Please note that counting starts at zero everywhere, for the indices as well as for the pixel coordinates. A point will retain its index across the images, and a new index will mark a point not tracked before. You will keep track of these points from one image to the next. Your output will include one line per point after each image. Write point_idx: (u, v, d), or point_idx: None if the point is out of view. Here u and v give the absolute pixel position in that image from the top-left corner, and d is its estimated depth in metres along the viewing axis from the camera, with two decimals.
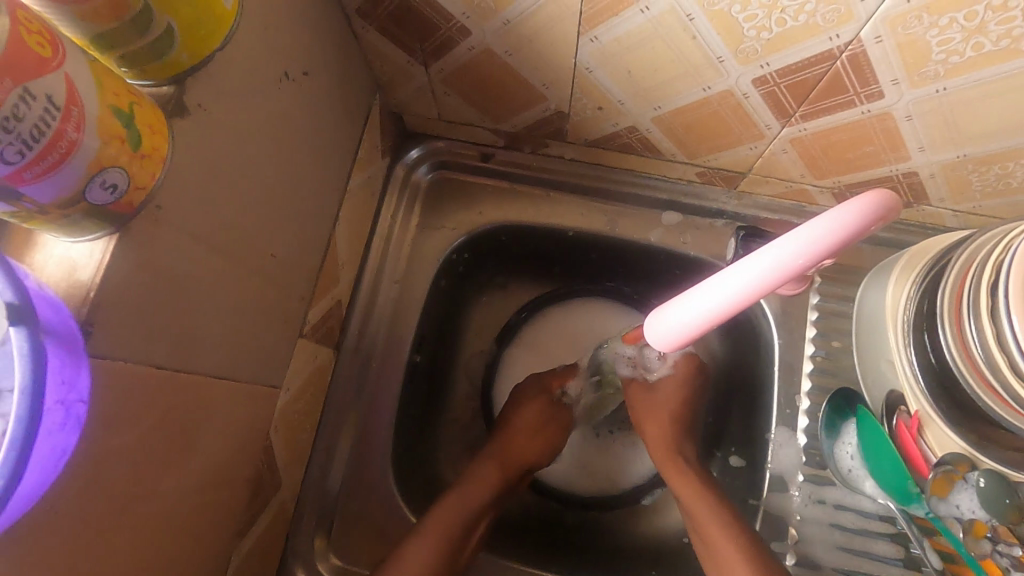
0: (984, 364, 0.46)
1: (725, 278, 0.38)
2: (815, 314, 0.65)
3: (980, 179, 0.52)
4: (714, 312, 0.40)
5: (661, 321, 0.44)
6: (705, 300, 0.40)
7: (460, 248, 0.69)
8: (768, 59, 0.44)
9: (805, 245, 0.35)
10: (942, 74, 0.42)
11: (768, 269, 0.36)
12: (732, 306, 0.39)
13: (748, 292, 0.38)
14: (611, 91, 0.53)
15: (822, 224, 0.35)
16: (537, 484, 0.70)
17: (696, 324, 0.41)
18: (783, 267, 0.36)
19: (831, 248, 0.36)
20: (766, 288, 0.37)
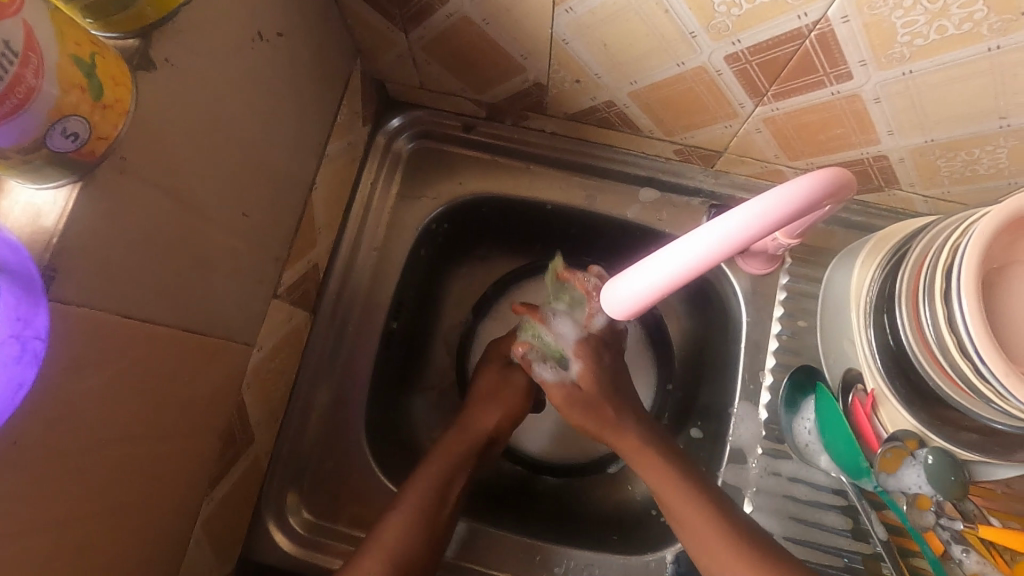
0: (935, 344, 0.47)
1: (676, 248, 0.39)
2: (783, 294, 0.66)
3: (947, 166, 0.53)
4: (668, 279, 0.41)
5: (617, 289, 0.44)
6: (661, 268, 0.40)
7: (439, 218, 0.70)
8: (738, 36, 0.45)
9: (755, 217, 0.37)
10: (908, 56, 0.42)
11: (717, 242, 0.38)
12: (681, 276, 0.40)
13: (698, 263, 0.39)
14: (588, 64, 0.53)
15: (770, 197, 0.37)
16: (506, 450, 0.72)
17: (651, 291, 0.42)
18: (733, 238, 0.37)
19: (778, 221, 0.37)
20: (715, 258, 0.38)
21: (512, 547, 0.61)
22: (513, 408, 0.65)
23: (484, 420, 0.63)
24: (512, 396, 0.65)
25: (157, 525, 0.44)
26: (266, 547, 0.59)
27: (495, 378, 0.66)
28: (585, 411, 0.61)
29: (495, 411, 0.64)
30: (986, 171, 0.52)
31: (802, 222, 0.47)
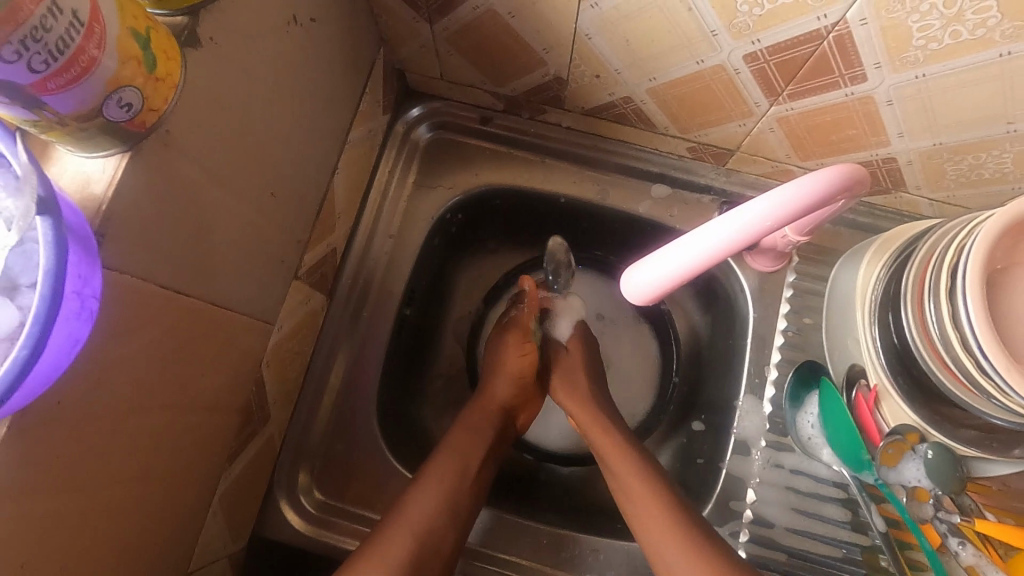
0: (939, 341, 0.49)
1: (698, 236, 0.40)
2: (790, 291, 0.67)
3: (954, 169, 0.55)
4: (688, 266, 0.42)
5: (636, 275, 0.45)
6: (682, 255, 0.41)
7: (455, 208, 0.71)
8: (759, 35, 0.46)
9: (776, 206, 0.38)
10: (921, 60, 0.44)
11: (730, 236, 0.39)
12: (693, 267, 0.42)
13: (717, 252, 0.40)
14: (609, 59, 0.55)
15: (784, 192, 0.38)
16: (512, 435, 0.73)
17: (671, 278, 0.43)
18: (755, 227, 0.39)
19: (798, 211, 0.38)
20: (727, 251, 0.40)
21: (520, 533, 0.63)
22: (524, 375, 0.66)
23: (501, 394, 0.65)
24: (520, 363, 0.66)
25: (178, 496, 0.45)
26: (276, 526, 0.60)
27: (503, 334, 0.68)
28: (563, 374, 0.68)
29: (508, 379, 0.65)
30: (992, 175, 0.54)
31: (813, 220, 0.49)
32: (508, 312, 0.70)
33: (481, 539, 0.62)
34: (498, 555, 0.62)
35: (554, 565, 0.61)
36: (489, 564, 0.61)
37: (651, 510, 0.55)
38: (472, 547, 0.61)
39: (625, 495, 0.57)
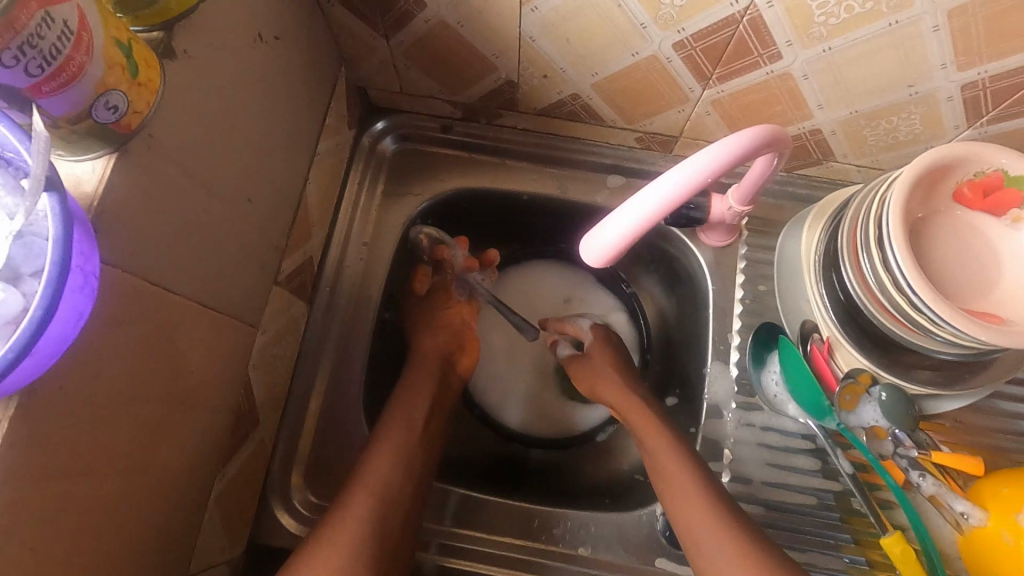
0: (875, 286, 0.54)
1: (638, 201, 0.43)
2: (743, 263, 0.71)
3: (872, 134, 0.61)
4: (631, 229, 0.44)
5: (588, 243, 0.47)
6: (626, 219, 0.44)
7: (424, 213, 0.75)
8: (683, 24, 0.52)
9: (702, 167, 0.42)
10: (826, 35, 0.50)
11: (663, 198, 0.43)
12: (633, 233, 0.45)
13: (655, 212, 0.43)
14: (554, 59, 0.59)
15: (704, 154, 0.43)
16: (499, 427, 0.75)
17: (618, 243, 0.46)
18: (684, 187, 0.42)
19: (719, 171, 0.43)
20: (663, 212, 0.43)
21: (511, 515, 0.64)
22: (453, 324, 0.71)
23: (431, 344, 0.69)
24: (449, 314, 0.72)
25: (175, 494, 0.46)
26: (273, 531, 0.61)
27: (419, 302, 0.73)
28: (588, 375, 0.69)
29: (433, 331, 0.70)
30: (906, 137, 0.60)
31: (755, 179, 0.56)
32: (423, 281, 0.74)
33: (445, 517, 0.64)
34: (464, 531, 0.63)
35: (547, 542, 0.63)
36: (457, 543, 0.63)
37: (685, 494, 0.57)
38: (429, 527, 0.63)
39: (659, 474, 0.59)
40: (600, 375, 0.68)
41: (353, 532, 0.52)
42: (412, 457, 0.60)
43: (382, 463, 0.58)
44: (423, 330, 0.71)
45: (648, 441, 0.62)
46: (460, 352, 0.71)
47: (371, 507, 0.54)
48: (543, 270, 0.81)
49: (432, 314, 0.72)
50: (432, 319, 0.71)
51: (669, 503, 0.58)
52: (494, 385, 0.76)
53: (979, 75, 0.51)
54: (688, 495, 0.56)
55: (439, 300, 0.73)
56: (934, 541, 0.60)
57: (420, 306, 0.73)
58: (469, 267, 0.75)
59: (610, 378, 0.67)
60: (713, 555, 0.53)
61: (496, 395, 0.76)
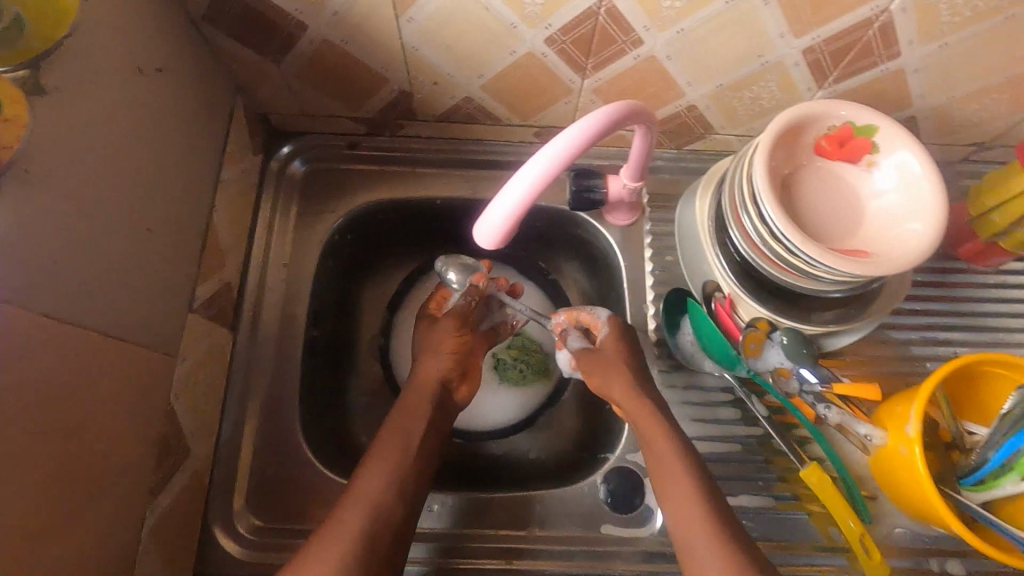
0: (757, 238, 0.60)
1: (518, 176, 0.46)
2: (649, 238, 0.76)
3: (740, 104, 0.67)
4: (515, 203, 0.47)
5: (483, 223, 0.50)
6: (510, 195, 0.47)
7: (342, 229, 0.76)
8: (548, 20, 0.56)
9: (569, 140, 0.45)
10: (675, 18, 0.55)
11: (539, 171, 0.46)
12: (519, 207, 0.48)
13: (534, 185, 0.46)
14: (440, 65, 0.63)
15: (569, 131, 0.46)
16: None
17: (506, 217, 0.48)
18: (556, 160, 0.46)
19: (586, 142, 0.46)
20: (541, 185, 0.47)
21: (479, 506, 0.66)
22: (451, 352, 0.69)
23: (431, 372, 0.67)
24: (451, 341, 0.70)
25: (102, 528, 0.46)
26: (220, 559, 0.61)
27: (427, 329, 0.72)
28: (594, 368, 0.64)
29: (434, 359, 0.68)
30: (769, 104, 0.67)
31: (637, 155, 0.61)
32: (441, 302, 0.74)
33: (449, 523, 0.65)
34: (474, 531, 0.65)
35: (512, 526, 0.65)
36: (458, 544, 0.64)
37: (686, 507, 0.53)
38: (433, 533, 0.64)
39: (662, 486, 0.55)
40: (609, 375, 0.63)
41: (346, 537, 0.51)
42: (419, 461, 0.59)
43: (374, 477, 0.56)
44: (425, 356, 0.69)
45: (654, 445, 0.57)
46: (459, 381, 0.69)
47: (364, 521, 0.52)
48: None
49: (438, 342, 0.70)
50: (439, 347, 0.69)
51: (669, 512, 0.54)
52: None
53: (813, 40, 0.57)
54: (687, 507, 0.53)
55: (442, 326, 0.71)
56: (843, 463, 0.65)
57: (427, 331, 0.72)
58: (498, 290, 0.73)
59: (622, 374, 0.62)
60: (689, 529, 0.52)
61: None
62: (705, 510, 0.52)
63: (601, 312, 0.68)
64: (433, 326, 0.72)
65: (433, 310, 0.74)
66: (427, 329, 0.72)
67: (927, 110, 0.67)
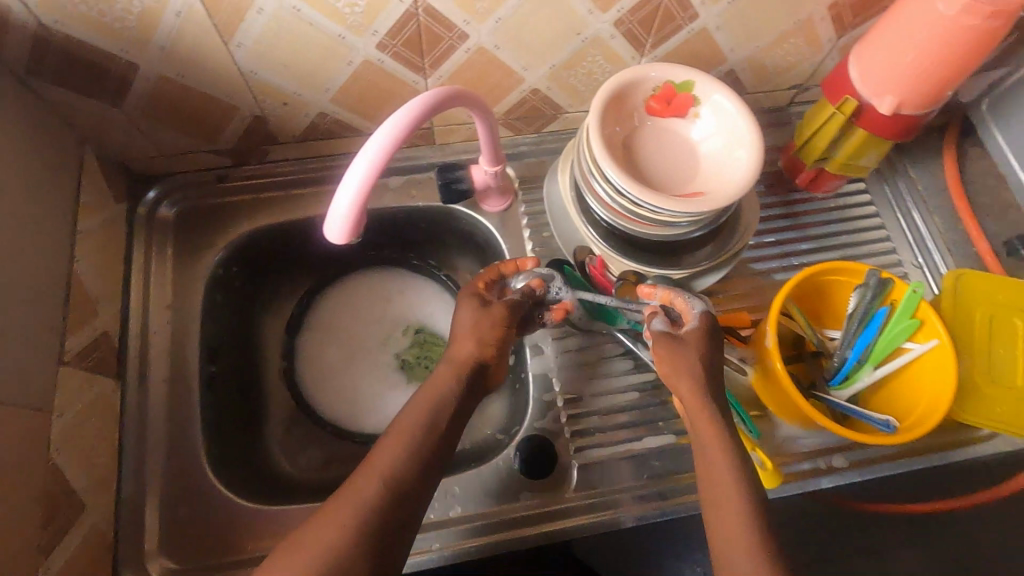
0: (608, 196, 0.66)
1: (354, 164, 0.49)
2: (526, 219, 0.80)
3: (577, 80, 0.72)
4: (356, 188, 0.49)
5: (331, 216, 0.51)
6: (350, 182, 0.49)
7: (226, 262, 0.76)
8: (373, 27, 0.59)
9: (393, 124, 0.49)
10: (489, 9, 0.60)
11: (371, 154, 0.48)
12: (361, 193, 0.50)
13: (370, 168, 0.49)
14: (284, 86, 0.65)
15: (393, 117, 0.49)
16: (353, 434, 0.75)
17: (351, 204, 0.50)
18: (383, 142, 0.49)
19: (410, 125, 0.50)
20: (376, 168, 0.49)
21: (473, 488, 0.68)
22: (493, 337, 0.59)
23: (469, 349, 0.59)
24: (497, 326, 0.60)
25: None
26: None
27: (474, 312, 0.60)
28: (666, 355, 0.58)
29: (473, 340, 0.59)
30: (602, 77, 0.73)
31: (485, 136, 0.65)
32: (489, 279, 0.64)
33: (464, 509, 0.67)
34: (492, 510, 0.67)
35: (506, 501, 0.67)
36: (484, 525, 0.66)
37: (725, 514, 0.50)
38: (454, 521, 0.66)
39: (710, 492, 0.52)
40: (681, 368, 0.56)
41: (358, 503, 0.48)
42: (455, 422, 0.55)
43: (392, 450, 0.51)
44: (467, 336, 0.59)
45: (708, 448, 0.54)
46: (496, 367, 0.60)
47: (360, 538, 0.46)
48: (358, 280, 0.84)
49: (487, 324, 0.59)
50: (485, 332, 0.59)
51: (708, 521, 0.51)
52: (343, 402, 0.77)
53: (619, 12, 0.63)
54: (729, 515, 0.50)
55: (489, 304, 0.61)
56: (728, 388, 0.70)
57: (469, 311, 0.61)
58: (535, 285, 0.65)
59: (693, 367, 0.56)
60: (724, 516, 0.50)
61: (346, 409, 0.77)
62: (744, 501, 0.50)
63: (697, 303, 0.61)
64: (478, 309, 0.61)
65: (477, 289, 0.63)
66: (468, 308, 0.61)
67: (741, 62, 0.75)
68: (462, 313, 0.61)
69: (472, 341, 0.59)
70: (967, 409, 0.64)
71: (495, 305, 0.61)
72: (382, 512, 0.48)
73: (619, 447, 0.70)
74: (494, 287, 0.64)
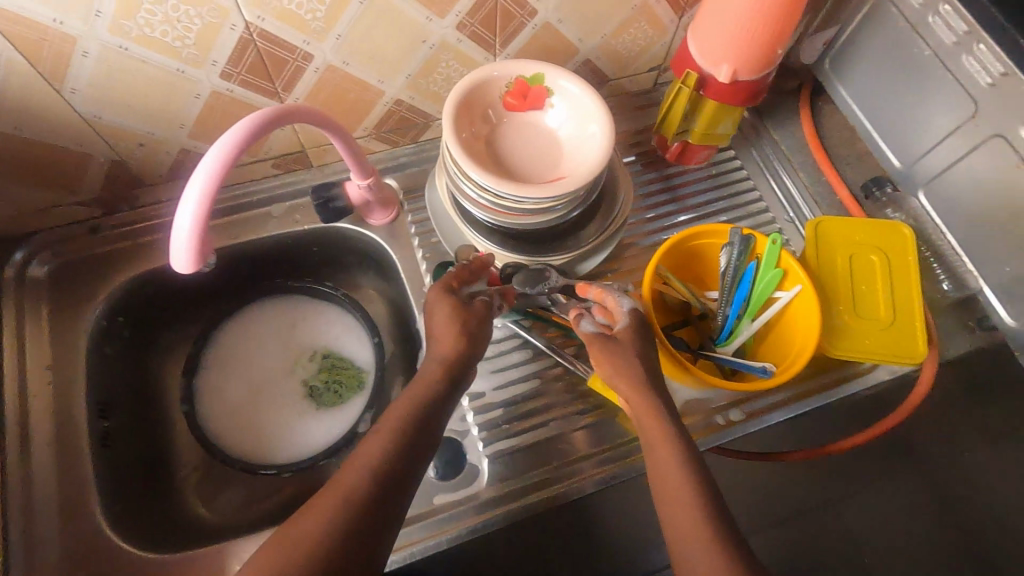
0: (474, 193, 0.68)
1: (190, 182, 0.48)
2: (413, 228, 0.81)
3: (438, 87, 0.74)
4: (196, 206, 0.48)
5: (174, 242, 0.49)
6: (189, 199, 0.48)
7: (110, 313, 0.74)
8: (211, 57, 0.60)
9: (226, 138, 0.49)
10: (325, 27, 0.61)
11: (206, 167, 0.48)
12: (202, 211, 0.48)
13: (207, 183, 0.48)
14: (135, 126, 0.64)
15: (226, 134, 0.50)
16: (263, 468, 0.73)
17: (192, 223, 0.48)
18: (217, 156, 0.48)
19: (245, 139, 0.50)
20: (214, 183, 0.48)
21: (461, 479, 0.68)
22: (464, 335, 0.60)
23: (440, 350, 0.59)
24: (468, 326, 0.61)
25: None
26: None
27: (453, 311, 0.61)
28: (606, 352, 0.60)
29: (448, 336, 0.59)
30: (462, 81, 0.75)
31: (346, 152, 0.66)
32: (460, 276, 0.66)
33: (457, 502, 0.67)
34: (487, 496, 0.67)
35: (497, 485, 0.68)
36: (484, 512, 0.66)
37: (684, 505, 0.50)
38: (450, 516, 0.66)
39: (660, 487, 0.53)
40: (620, 368, 0.58)
41: (348, 495, 0.47)
42: (432, 407, 0.55)
43: (377, 457, 0.49)
44: (444, 333, 0.60)
45: (653, 444, 0.54)
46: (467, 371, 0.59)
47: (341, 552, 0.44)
48: (256, 312, 0.83)
49: (457, 322, 0.60)
50: (457, 330, 0.60)
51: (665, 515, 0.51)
52: (250, 436, 0.76)
53: (458, 16, 0.65)
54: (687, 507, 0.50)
55: (459, 304, 0.62)
56: None
57: (445, 309, 0.62)
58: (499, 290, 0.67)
59: (633, 367, 0.58)
60: (678, 508, 0.50)
61: (253, 443, 0.76)
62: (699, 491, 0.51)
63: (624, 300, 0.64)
64: (454, 309, 0.61)
65: (450, 287, 0.64)
66: (442, 308, 0.62)
67: (594, 51, 0.79)
68: (436, 312, 0.62)
69: (447, 341, 0.59)
70: (838, 343, 0.67)
71: (467, 306, 0.62)
72: (369, 518, 0.46)
73: (526, 436, 0.70)
74: (464, 284, 0.66)
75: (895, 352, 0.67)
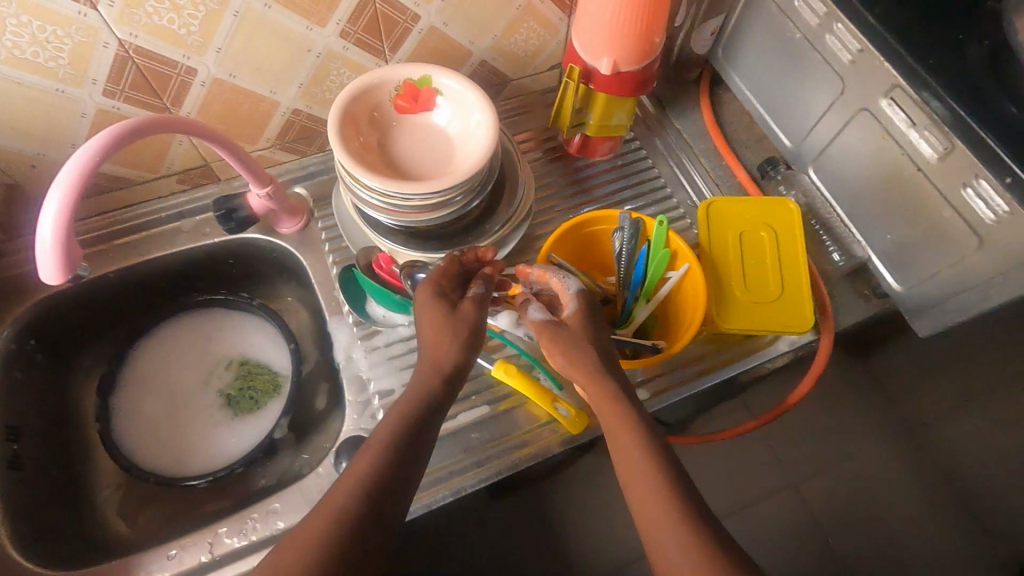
0: (365, 195, 0.69)
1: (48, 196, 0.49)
2: (324, 233, 0.82)
3: (334, 94, 0.76)
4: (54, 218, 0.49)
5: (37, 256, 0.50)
6: (48, 212, 0.49)
7: (22, 336, 0.73)
8: (89, 76, 0.61)
9: (85, 150, 0.50)
10: (202, 40, 0.63)
11: (62, 180, 0.49)
12: (61, 222, 0.49)
13: (64, 195, 0.49)
14: (23, 148, 0.65)
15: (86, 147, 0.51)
16: (175, 479, 0.73)
17: (51, 235, 0.49)
18: (74, 169, 0.49)
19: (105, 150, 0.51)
20: (72, 195, 0.49)
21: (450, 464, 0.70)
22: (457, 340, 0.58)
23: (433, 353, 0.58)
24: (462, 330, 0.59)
25: None
26: None
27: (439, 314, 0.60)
28: (556, 344, 0.60)
29: (438, 341, 0.58)
30: None
31: (238, 164, 0.67)
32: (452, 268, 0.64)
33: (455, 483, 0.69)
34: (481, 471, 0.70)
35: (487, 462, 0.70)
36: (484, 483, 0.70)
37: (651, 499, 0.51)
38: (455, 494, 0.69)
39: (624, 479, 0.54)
40: (574, 358, 0.59)
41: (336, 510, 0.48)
42: (422, 414, 0.55)
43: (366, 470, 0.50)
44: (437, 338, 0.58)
45: (615, 437, 0.55)
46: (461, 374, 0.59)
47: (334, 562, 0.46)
48: (172, 327, 0.84)
49: (447, 325, 0.59)
50: (450, 333, 0.59)
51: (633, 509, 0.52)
52: (167, 448, 0.77)
53: (339, 25, 0.67)
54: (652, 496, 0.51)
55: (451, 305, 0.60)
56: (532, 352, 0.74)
57: (433, 312, 0.60)
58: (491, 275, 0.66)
59: (587, 360, 0.59)
60: (645, 500, 0.51)
61: (170, 455, 0.77)
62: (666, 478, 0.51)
63: (569, 283, 0.65)
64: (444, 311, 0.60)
65: (439, 286, 0.62)
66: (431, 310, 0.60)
67: (488, 52, 0.81)
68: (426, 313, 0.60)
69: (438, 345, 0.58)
70: (726, 316, 0.70)
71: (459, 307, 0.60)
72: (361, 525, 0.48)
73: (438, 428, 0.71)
74: (455, 279, 0.64)
75: (779, 322, 0.70)
